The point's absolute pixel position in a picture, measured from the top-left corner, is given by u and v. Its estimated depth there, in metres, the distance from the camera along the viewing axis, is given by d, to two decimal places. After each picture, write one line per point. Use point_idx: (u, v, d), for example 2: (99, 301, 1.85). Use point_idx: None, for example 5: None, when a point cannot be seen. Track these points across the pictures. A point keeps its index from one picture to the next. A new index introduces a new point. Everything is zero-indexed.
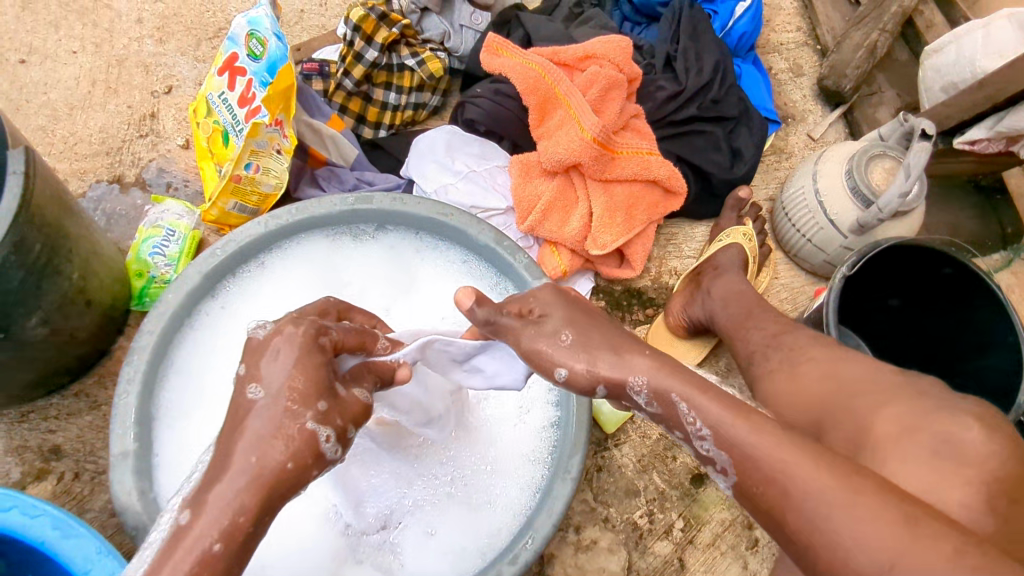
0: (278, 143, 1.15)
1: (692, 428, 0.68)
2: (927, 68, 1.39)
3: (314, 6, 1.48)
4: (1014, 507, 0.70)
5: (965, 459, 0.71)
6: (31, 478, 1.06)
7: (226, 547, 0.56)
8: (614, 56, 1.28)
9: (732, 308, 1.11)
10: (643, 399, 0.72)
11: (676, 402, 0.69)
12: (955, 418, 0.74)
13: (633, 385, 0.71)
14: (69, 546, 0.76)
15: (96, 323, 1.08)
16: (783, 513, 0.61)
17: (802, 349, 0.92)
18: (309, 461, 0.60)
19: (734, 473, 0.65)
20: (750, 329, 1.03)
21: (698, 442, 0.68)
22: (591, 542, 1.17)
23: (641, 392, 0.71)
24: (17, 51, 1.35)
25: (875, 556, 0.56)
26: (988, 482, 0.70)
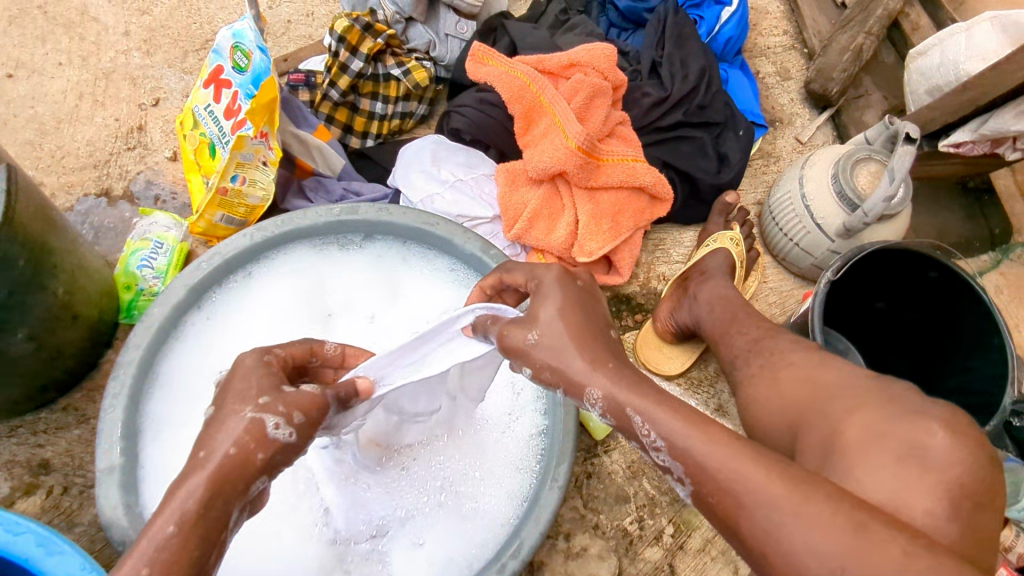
0: (264, 155, 1.16)
1: (646, 440, 0.63)
2: (912, 71, 1.40)
3: (301, 16, 1.49)
4: (977, 513, 0.67)
5: (933, 463, 0.68)
6: (19, 494, 1.05)
7: (179, 528, 0.56)
8: (599, 64, 1.29)
9: (717, 312, 1.10)
10: (598, 410, 0.67)
11: (630, 415, 0.64)
12: (922, 423, 0.71)
13: (588, 395, 0.66)
14: (52, 563, 0.76)
15: (84, 337, 1.08)
16: (734, 521, 0.58)
17: (782, 355, 0.92)
18: (253, 445, 0.62)
19: (689, 484, 0.61)
20: (734, 335, 1.03)
21: (652, 453, 0.63)
22: (580, 549, 1.16)
23: (596, 404, 0.66)
24: (4, 66, 1.36)
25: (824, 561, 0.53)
26: (952, 486, 0.67)
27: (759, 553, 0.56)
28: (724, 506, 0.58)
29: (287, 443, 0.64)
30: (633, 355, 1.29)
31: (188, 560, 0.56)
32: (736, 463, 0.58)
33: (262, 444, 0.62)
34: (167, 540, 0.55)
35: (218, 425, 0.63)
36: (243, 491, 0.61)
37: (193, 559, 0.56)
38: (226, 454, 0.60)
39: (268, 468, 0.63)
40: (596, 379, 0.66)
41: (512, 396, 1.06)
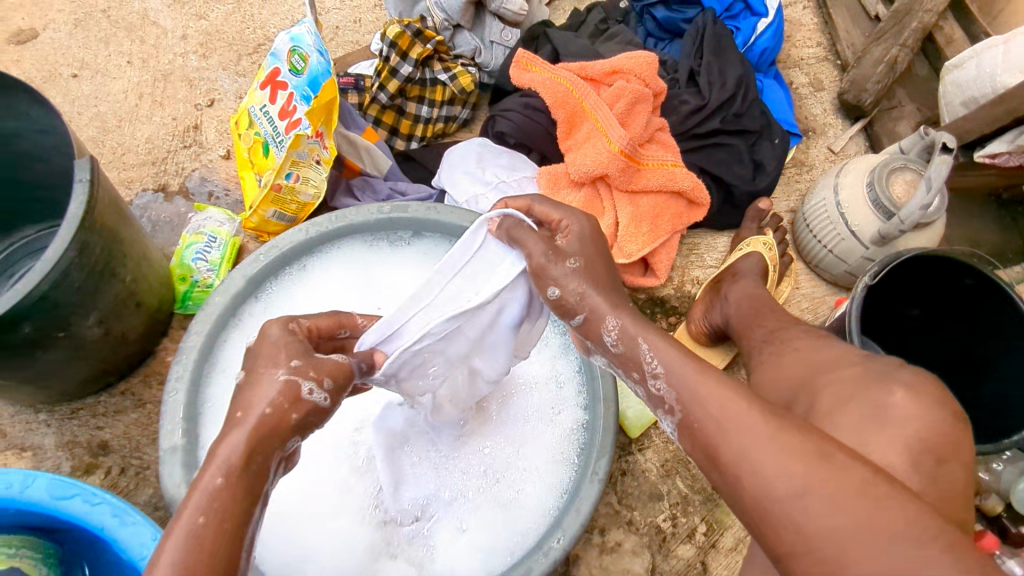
0: (318, 154, 1.21)
1: (648, 367, 0.73)
2: (947, 83, 1.42)
3: (349, 22, 1.54)
4: (940, 468, 0.73)
5: (889, 421, 0.75)
6: (80, 472, 1.11)
7: (226, 480, 0.59)
8: (641, 71, 1.33)
9: (744, 309, 1.11)
10: (611, 338, 0.77)
11: (639, 343, 0.75)
12: (879, 384, 0.77)
13: (606, 325, 0.77)
14: (126, 533, 0.80)
15: (144, 324, 1.13)
16: (716, 451, 0.63)
17: (790, 342, 0.93)
18: (287, 404, 0.65)
19: (679, 411, 0.68)
20: (754, 327, 1.05)
21: (652, 380, 0.73)
22: (615, 544, 1.19)
23: (611, 332, 0.77)
24: (70, 66, 1.42)
25: (790, 482, 0.57)
26: (910, 442, 0.73)
27: (734, 479, 0.61)
28: (701, 443, 0.65)
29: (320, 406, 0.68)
30: None
31: (238, 512, 0.59)
32: (717, 406, 0.65)
33: (296, 405, 0.66)
34: (216, 490, 0.59)
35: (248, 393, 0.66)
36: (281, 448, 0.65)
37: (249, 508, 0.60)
38: (260, 411, 0.64)
39: (301, 428, 0.67)
40: (614, 312, 0.78)
41: (556, 391, 1.10)
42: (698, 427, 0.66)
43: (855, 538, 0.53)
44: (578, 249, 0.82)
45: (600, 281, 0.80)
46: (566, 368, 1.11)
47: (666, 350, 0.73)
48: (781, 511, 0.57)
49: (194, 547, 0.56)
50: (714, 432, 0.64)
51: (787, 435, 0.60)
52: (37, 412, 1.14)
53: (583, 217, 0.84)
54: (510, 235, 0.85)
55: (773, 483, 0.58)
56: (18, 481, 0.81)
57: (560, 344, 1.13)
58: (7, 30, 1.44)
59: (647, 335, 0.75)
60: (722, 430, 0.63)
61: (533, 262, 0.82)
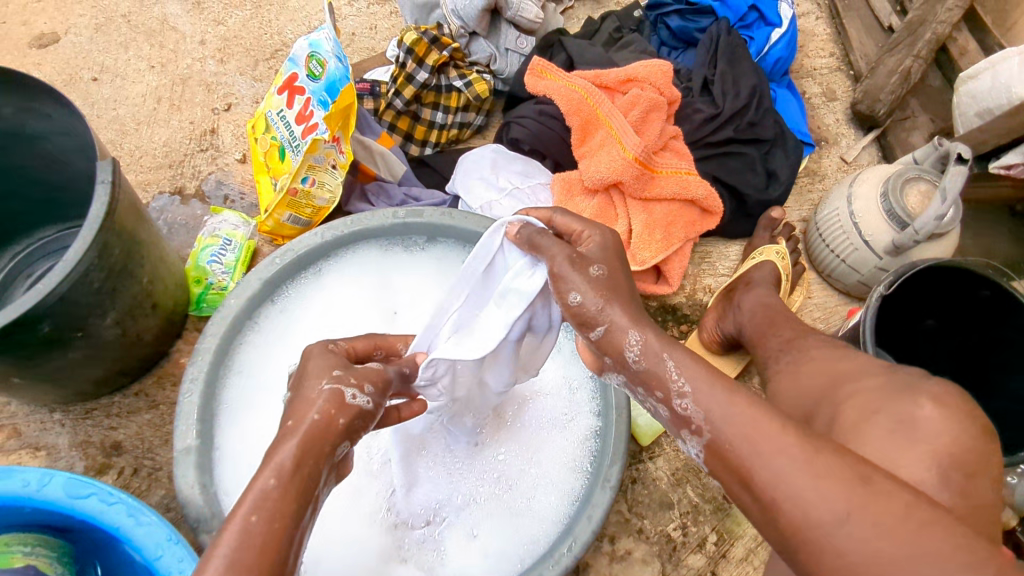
0: (334, 158, 1.21)
1: (673, 385, 0.70)
2: (963, 94, 1.41)
3: (365, 29, 1.56)
4: (971, 482, 0.71)
5: (918, 436, 0.73)
6: (94, 472, 1.11)
7: (279, 482, 0.60)
8: (655, 80, 1.33)
9: (758, 318, 1.11)
10: (633, 354, 0.74)
11: (663, 359, 0.71)
12: (906, 398, 0.77)
13: (628, 339, 0.74)
14: (141, 533, 0.79)
15: (159, 325, 1.14)
16: (749, 472, 0.61)
17: (807, 351, 0.95)
18: (334, 412, 0.67)
19: (707, 432, 0.66)
20: (770, 337, 1.05)
21: (677, 399, 0.69)
22: (625, 553, 1.19)
23: (634, 348, 0.73)
24: (90, 70, 1.44)
25: (833, 507, 0.56)
26: (940, 455, 0.71)
27: (770, 502, 0.59)
28: (730, 463, 0.63)
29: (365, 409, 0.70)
30: None
31: (289, 514, 0.59)
32: (748, 426, 0.63)
33: (342, 410, 0.68)
34: (268, 490, 0.59)
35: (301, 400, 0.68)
36: (330, 453, 0.66)
37: (292, 511, 0.60)
38: (310, 418, 0.66)
39: (348, 434, 0.68)
40: (637, 326, 0.74)
41: (570, 396, 1.10)
42: (726, 447, 0.64)
43: (888, 549, 0.54)
44: (601, 258, 0.80)
45: (619, 291, 0.78)
46: (578, 373, 1.11)
47: (691, 367, 0.70)
48: (825, 538, 0.56)
49: (240, 545, 0.56)
50: (748, 454, 0.62)
51: (823, 459, 0.59)
52: (52, 411, 1.15)
53: (606, 229, 0.83)
54: (532, 242, 0.84)
55: (814, 508, 0.57)
56: (34, 480, 0.80)
57: (572, 349, 1.13)
58: (29, 34, 1.46)
59: (673, 352, 0.72)
60: (757, 452, 0.61)
61: (554, 269, 0.80)
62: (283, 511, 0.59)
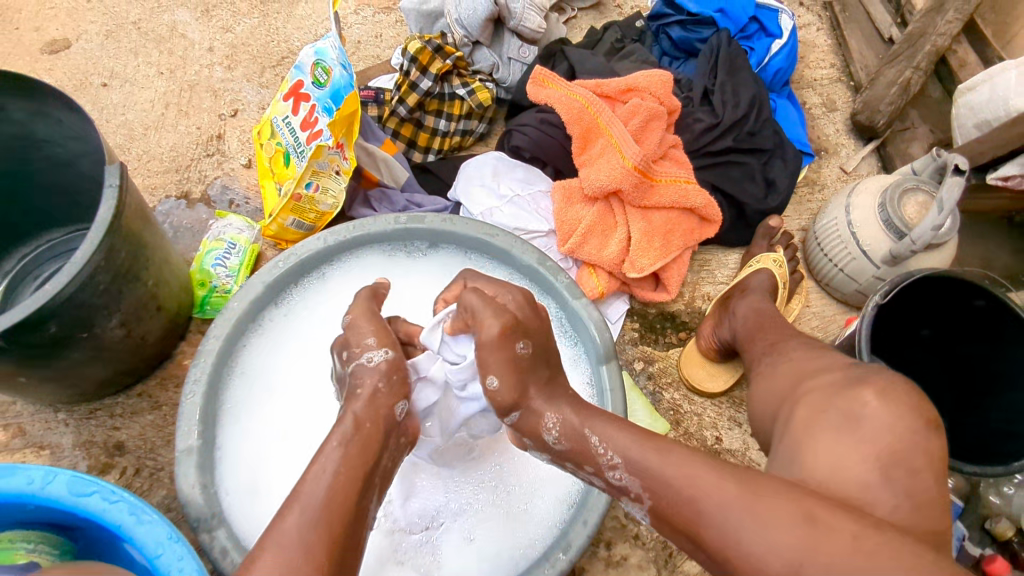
0: (338, 164, 1.23)
1: (603, 459, 0.73)
2: (961, 105, 1.43)
3: (370, 37, 1.58)
4: None
5: (862, 432, 0.73)
6: (97, 471, 1.13)
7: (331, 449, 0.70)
8: (655, 90, 1.35)
9: (749, 323, 1.12)
10: (553, 436, 0.78)
11: (587, 437, 0.75)
12: (851, 393, 0.77)
13: (545, 422, 0.78)
14: (142, 531, 0.80)
15: (164, 328, 1.16)
16: (698, 533, 0.64)
17: (786, 352, 0.95)
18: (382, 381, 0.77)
19: (646, 500, 0.69)
20: (758, 340, 1.05)
21: (609, 471, 0.73)
22: (621, 558, 1.19)
23: (552, 429, 0.77)
24: (100, 75, 1.47)
25: (784, 557, 0.58)
26: (935, 460, 0.71)
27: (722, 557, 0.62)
28: (678, 521, 0.66)
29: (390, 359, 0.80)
30: (676, 372, 1.31)
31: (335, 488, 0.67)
32: (690, 484, 0.65)
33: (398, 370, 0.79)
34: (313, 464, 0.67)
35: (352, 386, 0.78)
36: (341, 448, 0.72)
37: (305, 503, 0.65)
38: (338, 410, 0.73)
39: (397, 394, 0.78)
40: (552, 407, 0.78)
41: None
42: (673, 506, 0.66)
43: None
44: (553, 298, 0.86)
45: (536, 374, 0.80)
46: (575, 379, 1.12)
47: (617, 437, 0.73)
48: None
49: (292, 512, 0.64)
50: (690, 514, 0.65)
51: (769, 501, 0.61)
52: (57, 411, 1.16)
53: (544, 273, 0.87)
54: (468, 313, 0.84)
55: (766, 561, 0.59)
56: (39, 478, 0.82)
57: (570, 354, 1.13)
58: (41, 40, 1.49)
59: (594, 428, 0.75)
60: (701, 511, 0.64)
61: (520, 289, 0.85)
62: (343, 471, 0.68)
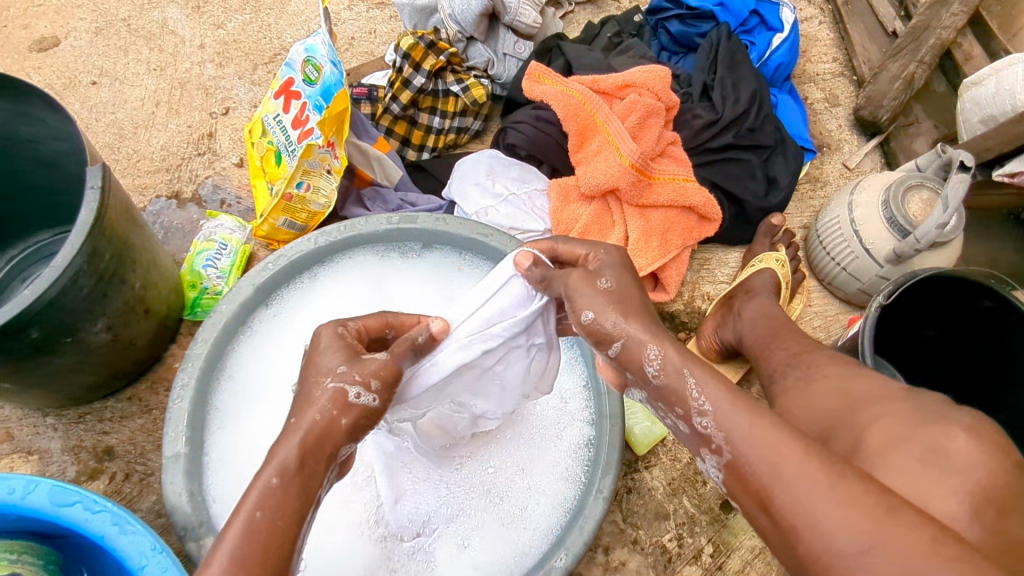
0: (329, 163, 1.21)
1: (695, 405, 0.66)
2: (966, 100, 1.40)
3: (364, 33, 1.55)
4: None
5: (928, 460, 0.69)
6: (85, 477, 1.11)
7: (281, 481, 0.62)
8: (654, 85, 1.33)
9: (760, 329, 1.08)
10: (653, 369, 0.71)
11: (685, 376, 0.68)
12: (940, 427, 0.70)
13: (648, 353, 0.71)
14: (125, 542, 0.78)
15: (152, 330, 1.14)
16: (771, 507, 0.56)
17: (819, 368, 0.90)
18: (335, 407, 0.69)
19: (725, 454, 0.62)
20: (775, 349, 1.01)
21: (699, 417, 0.65)
22: (619, 564, 1.16)
23: (654, 361, 0.71)
24: (89, 73, 1.45)
25: None
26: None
27: None
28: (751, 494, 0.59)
29: (371, 407, 0.72)
30: None
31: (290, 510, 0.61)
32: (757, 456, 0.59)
33: (344, 411, 0.69)
34: (263, 485, 0.62)
35: (306, 398, 0.70)
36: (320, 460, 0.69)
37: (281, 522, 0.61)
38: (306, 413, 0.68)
39: (350, 433, 0.70)
40: (656, 338, 0.72)
41: (562, 404, 1.09)
42: None
43: None
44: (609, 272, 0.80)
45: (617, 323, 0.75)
46: (571, 382, 1.10)
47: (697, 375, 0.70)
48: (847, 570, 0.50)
49: (240, 538, 0.58)
50: None
51: (850, 483, 0.54)
52: (46, 416, 1.15)
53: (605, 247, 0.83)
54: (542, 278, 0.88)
55: (837, 538, 0.51)
56: (20, 487, 0.80)
57: (565, 358, 1.12)
58: (30, 38, 1.47)
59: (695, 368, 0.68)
60: (777, 475, 0.57)
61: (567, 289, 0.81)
62: (284, 509, 0.61)
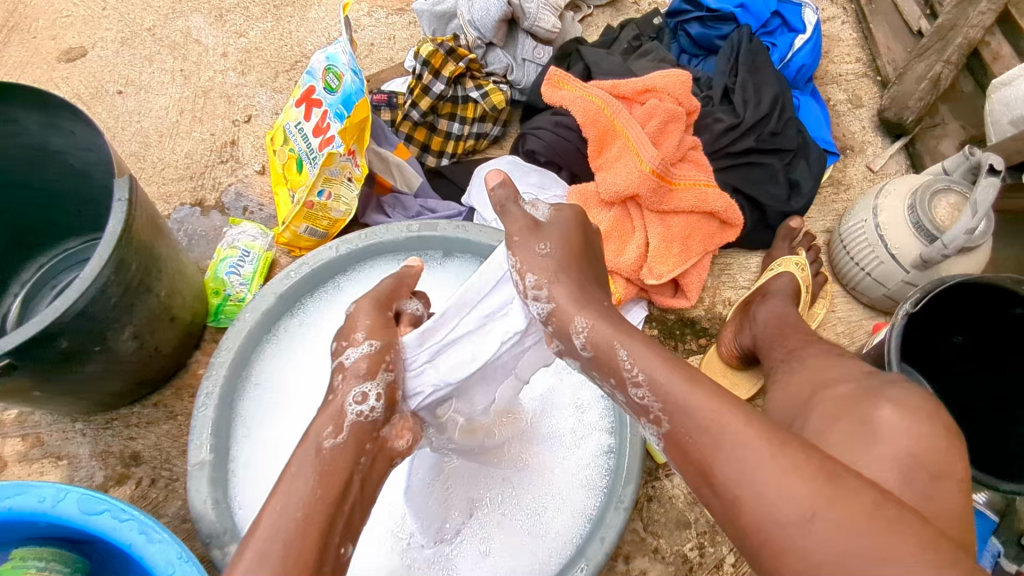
0: (350, 171, 1.21)
1: (625, 379, 0.72)
2: (995, 101, 1.37)
3: (383, 39, 1.56)
4: None
5: None
6: (113, 482, 1.13)
7: None
8: (674, 90, 1.31)
9: (771, 328, 1.08)
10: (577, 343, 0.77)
11: (609, 356, 0.74)
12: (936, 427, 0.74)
13: (576, 324, 0.77)
14: (152, 550, 0.79)
15: (178, 337, 1.16)
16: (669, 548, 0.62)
17: (802, 360, 0.92)
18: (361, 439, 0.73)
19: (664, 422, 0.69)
20: (776, 347, 1.03)
21: (633, 390, 0.72)
22: (640, 573, 1.15)
23: (580, 335, 0.77)
24: (115, 83, 1.47)
25: None
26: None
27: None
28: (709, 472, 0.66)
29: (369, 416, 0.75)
30: None
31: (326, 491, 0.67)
32: None
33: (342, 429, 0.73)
34: None
35: None
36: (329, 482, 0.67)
37: None
38: None
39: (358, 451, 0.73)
40: (585, 311, 0.77)
41: (582, 413, 1.08)
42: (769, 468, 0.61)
43: None
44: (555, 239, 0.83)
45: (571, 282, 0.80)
46: (589, 391, 1.10)
47: None
48: None
49: None
50: None
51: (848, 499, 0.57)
52: (74, 421, 1.17)
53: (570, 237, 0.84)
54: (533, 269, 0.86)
55: None
56: (50, 496, 0.81)
57: None
58: (58, 49, 1.50)
59: (627, 341, 0.74)
60: (728, 449, 0.62)
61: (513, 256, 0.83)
62: None
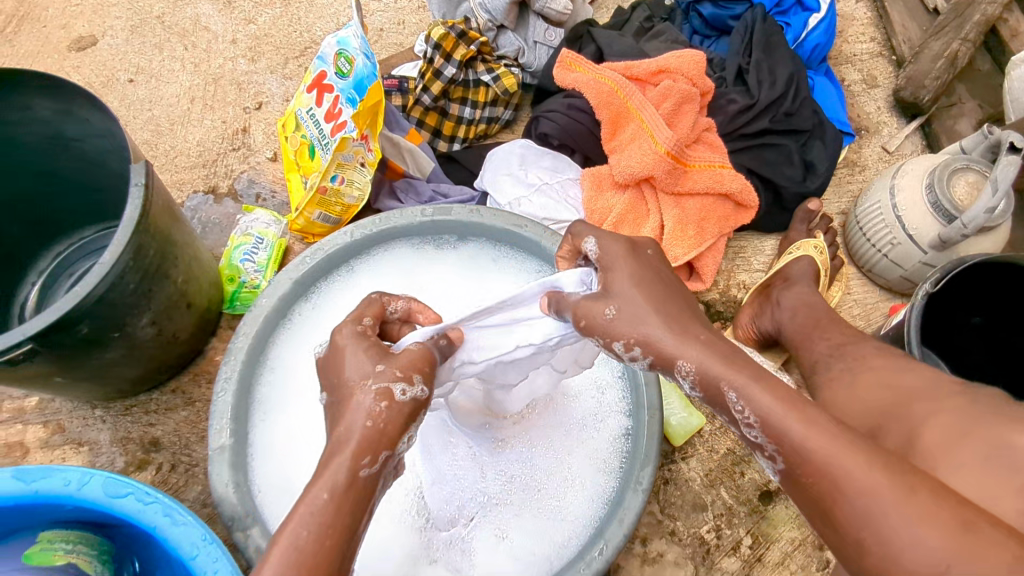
0: (363, 156, 1.21)
1: (739, 415, 0.64)
2: (1015, 79, 1.35)
3: (392, 24, 1.55)
4: None
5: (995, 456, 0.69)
6: (133, 467, 1.14)
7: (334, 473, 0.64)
8: (688, 70, 1.30)
9: (801, 318, 1.10)
10: (688, 381, 0.68)
11: (725, 391, 0.65)
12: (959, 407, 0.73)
13: (679, 367, 0.68)
14: (177, 533, 0.80)
15: (195, 323, 1.16)
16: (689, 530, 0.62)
17: (864, 360, 0.93)
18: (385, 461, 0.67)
19: (782, 463, 0.61)
20: (816, 338, 1.04)
21: (745, 428, 0.64)
22: (657, 555, 1.15)
23: (687, 376, 0.68)
24: (126, 71, 1.47)
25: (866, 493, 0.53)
26: (980, 452, 0.69)
27: None
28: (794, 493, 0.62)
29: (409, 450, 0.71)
30: None
31: (340, 527, 0.60)
32: None
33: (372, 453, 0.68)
34: (322, 505, 0.60)
35: (342, 388, 0.69)
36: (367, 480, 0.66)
37: (339, 521, 0.61)
38: (349, 414, 0.66)
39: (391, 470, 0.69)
40: (685, 351, 0.67)
41: (600, 395, 1.08)
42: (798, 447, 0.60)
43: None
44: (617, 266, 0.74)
45: (659, 305, 0.71)
46: (606, 373, 1.10)
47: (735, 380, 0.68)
48: None
49: (299, 553, 0.58)
50: None
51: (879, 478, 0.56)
52: (93, 408, 1.18)
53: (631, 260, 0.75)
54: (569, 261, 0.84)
55: None
56: (75, 479, 0.82)
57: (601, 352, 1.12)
58: (68, 37, 1.49)
59: (734, 381, 0.64)
60: (785, 428, 0.60)
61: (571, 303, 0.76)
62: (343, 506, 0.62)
